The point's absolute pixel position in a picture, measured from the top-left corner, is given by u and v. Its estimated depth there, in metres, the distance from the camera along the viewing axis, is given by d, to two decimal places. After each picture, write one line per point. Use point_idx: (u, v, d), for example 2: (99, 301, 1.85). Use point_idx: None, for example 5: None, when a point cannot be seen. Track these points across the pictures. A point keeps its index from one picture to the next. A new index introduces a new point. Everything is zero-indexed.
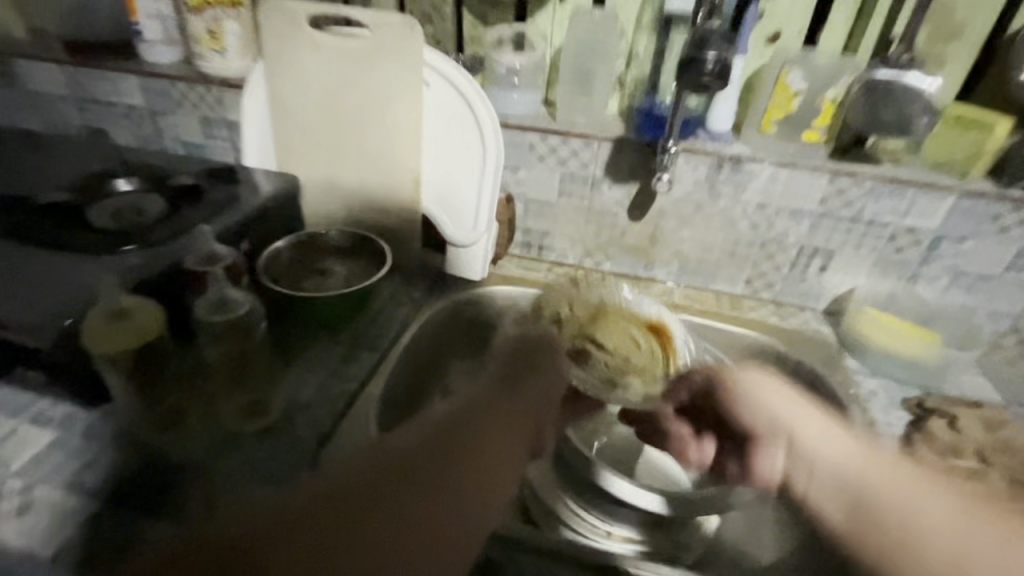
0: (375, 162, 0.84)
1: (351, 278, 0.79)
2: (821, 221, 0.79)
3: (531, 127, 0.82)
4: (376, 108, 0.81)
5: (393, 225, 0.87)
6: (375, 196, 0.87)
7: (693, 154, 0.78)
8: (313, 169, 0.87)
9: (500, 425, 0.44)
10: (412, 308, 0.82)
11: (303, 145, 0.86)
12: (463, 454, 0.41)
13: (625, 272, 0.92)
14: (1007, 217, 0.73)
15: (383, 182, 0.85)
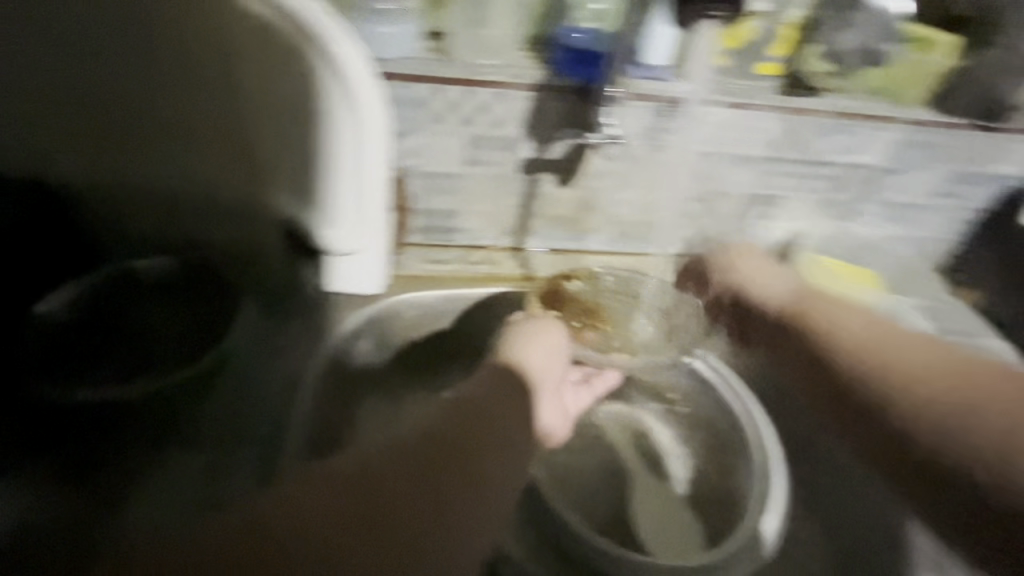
0: (202, 153, 0.58)
1: (196, 331, 0.60)
2: (769, 166, 0.69)
3: (421, 74, 0.60)
4: (190, 71, 0.55)
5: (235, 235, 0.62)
6: (211, 203, 0.60)
7: (633, 99, 0.62)
8: (85, 165, 0.59)
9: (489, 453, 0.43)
10: (306, 349, 0.61)
11: (70, 135, 0.58)
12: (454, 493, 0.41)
13: (552, 250, 0.74)
14: (942, 144, 0.70)
15: (220, 179, 0.59)
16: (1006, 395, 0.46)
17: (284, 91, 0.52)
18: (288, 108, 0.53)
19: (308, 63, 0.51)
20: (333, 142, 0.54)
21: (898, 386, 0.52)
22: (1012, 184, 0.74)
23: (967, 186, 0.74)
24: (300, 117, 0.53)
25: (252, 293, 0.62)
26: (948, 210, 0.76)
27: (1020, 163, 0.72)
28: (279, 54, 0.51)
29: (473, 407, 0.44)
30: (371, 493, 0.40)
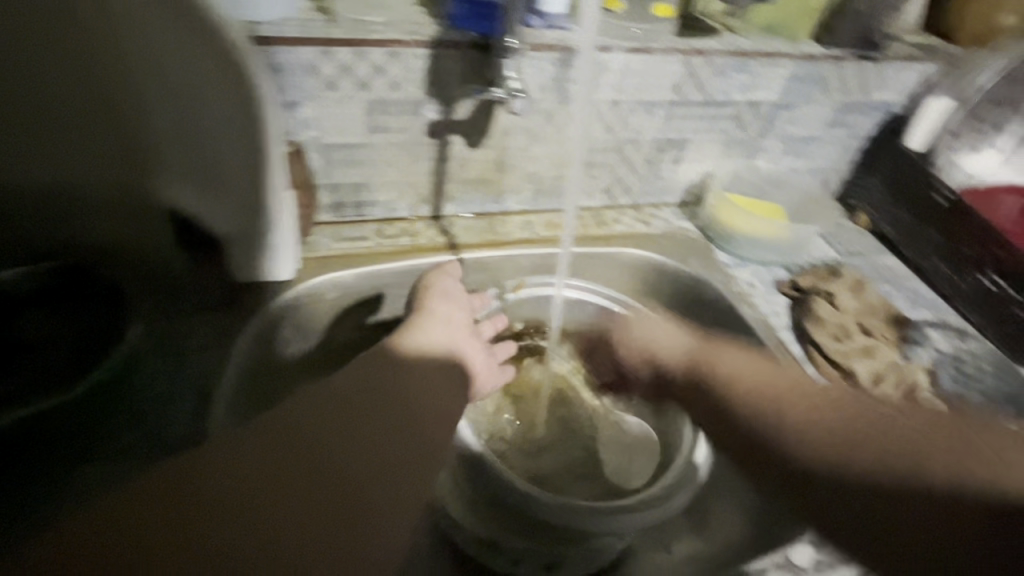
0: (69, 146, 0.51)
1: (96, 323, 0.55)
2: (675, 110, 0.70)
3: (303, 37, 0.55)
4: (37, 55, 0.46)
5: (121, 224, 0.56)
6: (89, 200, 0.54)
7: (534, 50, 0.60)
8: None
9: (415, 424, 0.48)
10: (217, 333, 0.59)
11: None
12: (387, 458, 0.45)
13: (470, 212, 0.73)
14: (830, 77, 0.73)
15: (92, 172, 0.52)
16: (917, 439, 0.43)
17: (158, 77, 0.48)
18: (166, 95, 0.49)
19: (184, 45, 0.47)
20: (224, 129, 0.50)
21: (837, 443, 0.43)
22: (892, 110, 0.79)
23: (854, 116, 0.78)
24: (182, 104, 0.49)
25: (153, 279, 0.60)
26: (839, 139, 0.81)
27: (898, 89, 0.77)
28: (148, 33, 0.46)
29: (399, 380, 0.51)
30: (311, 444, 0.43)
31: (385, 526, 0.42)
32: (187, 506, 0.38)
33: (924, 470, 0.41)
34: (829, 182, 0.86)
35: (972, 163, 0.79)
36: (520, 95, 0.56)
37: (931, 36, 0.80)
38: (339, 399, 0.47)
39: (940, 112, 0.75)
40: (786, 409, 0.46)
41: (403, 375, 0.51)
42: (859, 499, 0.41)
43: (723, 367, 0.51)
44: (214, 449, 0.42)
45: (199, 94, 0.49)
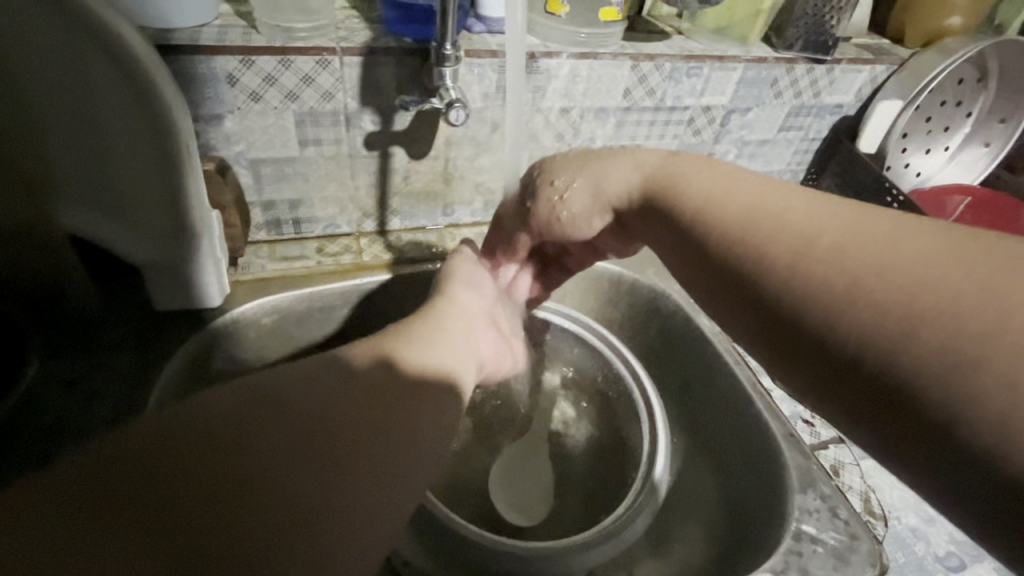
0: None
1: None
2: (626, 117, 0.68)
3: (221, 45, 0.50)
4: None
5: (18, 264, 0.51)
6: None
7: (475, 57, 0.57)
8: None
9: (408, 422, 0.38)
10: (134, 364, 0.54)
11: None
12: (370, 451, 0.36)
13: (418, 225, 0.70)
14: (781, 80, 0.72)
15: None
16: (965, 261, 0.27)
17: (45, 90, 0.42)
18: (53, 109, 0.43)
19: (77, 57, 0.41)
20: (129, 153, 0.46)
21: (847, 278, 0.29)
22: (846, 112, 0.78)
23: (807, 118, 0.77)
24: (76, 122, 0.44)
25: (57, 317, 0.54)
26: (792, 142, 0.80)
27: (851, 92, 0.76)
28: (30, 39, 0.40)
29: (394, 385, 0.40)
30: (276, 441, 0.33)
31: (391, 507, 0.35)
32: (116, 478, 0.30)
33: (945, 317, 0.26)
34: (784, 184, 0.85)
35: (919, 163, 0.83)
36: (459, 106, 0.53)
37: (880, 38, 0.80)
38: (334, 404, 0.36)
39: (888, 115, 0.76)
40: (775, 231, 0.34)
41: (414, 387, 0.41)
42: (876, 384, 0.27)
43: (734, 193, 0.38)
44: (162, 424, 0.33)
45: (97, 113, 0.44)
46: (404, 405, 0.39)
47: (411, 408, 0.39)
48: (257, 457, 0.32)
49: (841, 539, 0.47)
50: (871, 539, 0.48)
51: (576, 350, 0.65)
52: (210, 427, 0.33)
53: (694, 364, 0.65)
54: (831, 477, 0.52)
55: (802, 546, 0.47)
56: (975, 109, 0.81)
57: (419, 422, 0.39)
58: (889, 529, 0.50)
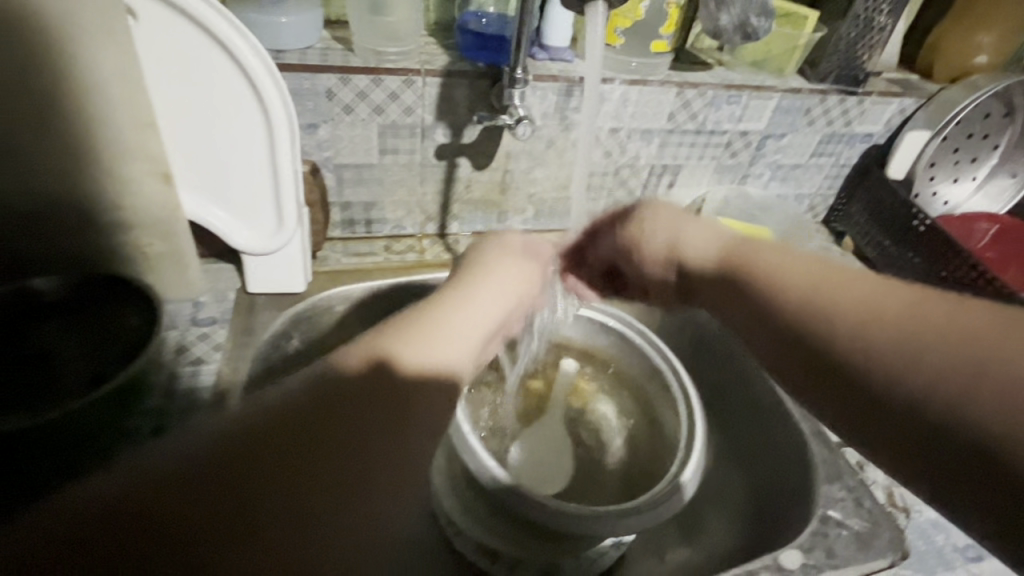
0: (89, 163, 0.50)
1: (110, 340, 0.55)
2: (669, 138, 0.75)
3: (324, 65, 0.59)
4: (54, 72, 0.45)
5: (151, 266, 0.58)
6: (107, 219, 0.54)
7: (538, 80, 0.64)
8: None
9: (389, 452, 0.30)
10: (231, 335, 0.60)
11: None
12: (339, 497, 0.27)
13: (475, 230, 0.77)
14: (815, 108, 0.77)
15: (113, 188, 0.52)
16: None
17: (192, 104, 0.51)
18: (192, 108, 0.51)
19: (212, 63, 0.50)
20: (244, 146, 0.54)
21: (919, 333, 0.29)
22: (875, 141, 0.84)
23: (838, 145, 0.82)
24: (207, 119, 0.52)
25: (174, 306, 0.61)
26: (823, 167, 0.85)
27: (880, 123, 0.82)
28: (183, 49, 0.49)
29: (381, 402, 0.31)
30: (224, 493, 0.25)
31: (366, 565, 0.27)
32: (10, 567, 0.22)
33: (1014, 389, 0.25)
34: (814, 206, 0.90)
35: (948, 191, 0.88)
36: (527, 122, 0.61)
37: (911, 74, 0.86)
38: (295, 433, 0.27)
39: (917, 145, 0.81)
40: (840, 293, 0.34)
41: (394, 400, 0.31)
42: (959, 449, 0.26)
43: (803, 265, 0.38)
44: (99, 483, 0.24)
45: (225, 113, 0.52)
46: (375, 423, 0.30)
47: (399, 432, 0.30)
48: (193, 534, 0.23)
49: (864, 525, 0.51)
50: (893, 528, 0.51)
51: (611, 346, 0.70)
52: (139, 484, 0.24)
53: (729, 368, 0.70)
54: (856, 471, 0.56)
55: (827, 530, 0.51)
56: (1002, 141, 0.85)
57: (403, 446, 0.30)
58: (911, 521, 0.53)
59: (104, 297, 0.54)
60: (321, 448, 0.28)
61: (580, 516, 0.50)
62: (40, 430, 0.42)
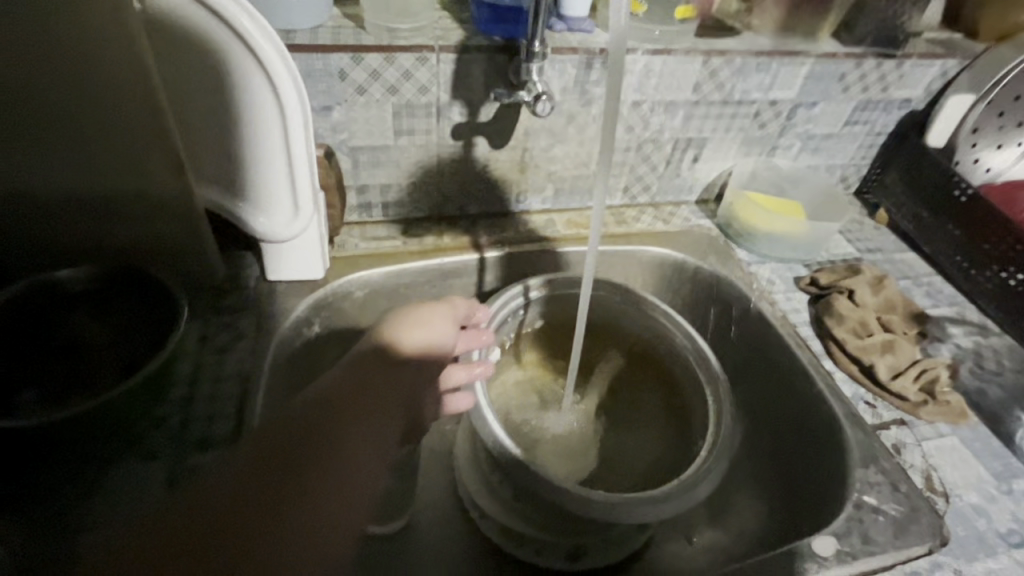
0: (127, 148, 0.55)
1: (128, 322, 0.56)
2: (695, 110, 0.71)
3: (336, 44, 0.57)
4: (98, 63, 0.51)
5: (184, 246, 0.61)
6: (135, 199, 0.57)
7: (557, 53, 0.62)
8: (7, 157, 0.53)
9: (348, 455, 0.48)
10: (251, 322, 0.60)
11: None
12: (313, 480, 0.45)
13: (494, 211, 0.75)
14: (850, 74, 0.73)
15: (151, 171, 0.56)
16: None
17: (206, 95, 0.51)
18: (205, 100, 0.51)
19: (218, 54, 0.48)
20: (255, 138, 0.53)
21: None
22: (914, 107, 0.79)
23: (873, 113, 0.78)
24: (219, 112, 0.51)
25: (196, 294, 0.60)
26: (857, 135, 0.81)
27: (920, 87, 0.77)
28: (191, 40, 0.48)
29: (335, 402, 0.50)
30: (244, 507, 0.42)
31: (342, 532, 0.44)
32: None
33: None
34: (846, 177, 0.86)
35: (991, 158, 0.81)
36: (546, 99, 0.58)
37: (954, 33, 0.80)
38: (279, 439, 0.47)
39: (961, 109, 0.76)
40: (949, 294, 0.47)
41: (347, 400, 0.51)
42: None
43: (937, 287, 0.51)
44: (161, 540, 0.39)
45: (235, 105, 0.51)
46: (327, 423, 0.49)
47: (359, 427, 0.50)
48: (217, 529, 0.40)
49: (901, 510, 0.50)
50: (931, 512, 0.50)
51: (631, 326, 0.66)
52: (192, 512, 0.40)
53: (758, 351, 0.67)
54: (892, 454, 0.54)
55: (863, 515, 0.49)
56: None
57: (362, 440, 0.49)
58: (951, 505, 0.51)
59: (125, 284, 0.54)
60: (303, 423, 0.48)
61: (610, 504, 0.49)
62: (76, 420, 0.43)
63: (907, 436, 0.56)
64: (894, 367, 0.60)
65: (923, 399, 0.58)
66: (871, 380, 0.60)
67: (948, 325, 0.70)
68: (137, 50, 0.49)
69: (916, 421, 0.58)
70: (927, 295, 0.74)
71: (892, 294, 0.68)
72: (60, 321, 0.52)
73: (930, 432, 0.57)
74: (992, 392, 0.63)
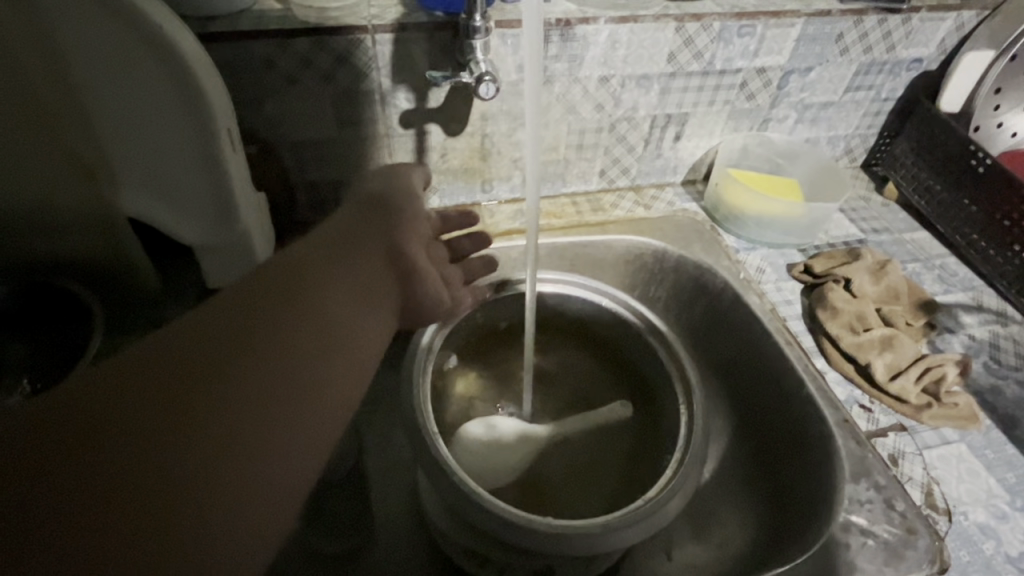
0: (28, 164, 0.48)
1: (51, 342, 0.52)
2: (672, 83, 0.64)
3: (257, 31, 0.51)
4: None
5: (102, 258, 0.55)
6: (53, 220, 0.51)
7: (508, 27, 0.56)
8: None
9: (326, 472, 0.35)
10: None
11: None
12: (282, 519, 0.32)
13: (459, 203, 0.69)
14: (849, 34, 0.65)
15: (63, 186, 0.50)
16: None
17: (116, 95, 0.45)
18: (126, 108, 0.46)
19: (125, 50, 0.43)
20: (180, 139, 0.48)
21: None
22: (926, 67, 0.70)
23: (878, 76, 0.70)
24: (139, 116, 0.46)
25: (130, 308, 0.58)
26: (861, 103, 0.73)
27: (933, 44, 0.68)
28: (88, 35, 0.42)
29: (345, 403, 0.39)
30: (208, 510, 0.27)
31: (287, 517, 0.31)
32: None
33: None
34: (851, 148, 0.78)
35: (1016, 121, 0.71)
36: (489, 79, 0.52)
37: None
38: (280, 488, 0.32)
39: (977, 67, 0.68)
40: None
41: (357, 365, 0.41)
42: None
43: None
44: None
45: (155, 109, 0.46)
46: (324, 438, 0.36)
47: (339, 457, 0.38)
48: None
49: (895, 533, 0.45)
50: (929, 535, 0.45)
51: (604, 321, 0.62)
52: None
53: (747, 347, 0.61)
54: (888, 467, 0.49)
55: (849, 539, 0.45)
56: None
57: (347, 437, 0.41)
58: (953, 525, 0.46)
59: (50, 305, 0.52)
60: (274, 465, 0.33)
61: (571, 537, 0.45)
62: None
63: (907, 446, 0.50)
64: (895, 367, 0.54)
65: (927, 402, 0.52)
66: (871, 383, 0.54)
67: (961, 313, 0.63)
68: (51, 37, 0.42)
69: (918, 427, 0.52)
70: (940, 279, 0.67)
71: (896, 281, 0.61)
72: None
73: (934, 438, 0.51)
74: (1010, 389, 0.56)
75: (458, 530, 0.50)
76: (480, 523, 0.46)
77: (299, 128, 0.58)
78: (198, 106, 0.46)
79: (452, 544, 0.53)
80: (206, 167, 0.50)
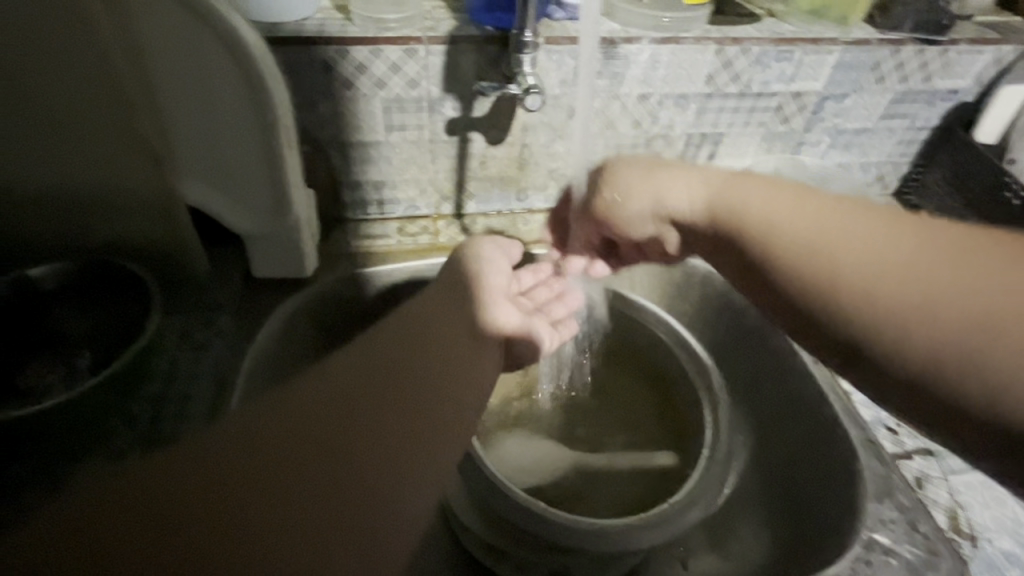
0: (109, 157, 0.52)
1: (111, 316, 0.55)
2: (709, 103, 0.66)
3: (318, 38, 0.54)
4: (62, 65, 0.46)
5: (159, 242, 0.57)
6: (121, 207, 0.55)
7: (554, 43, 0.58)
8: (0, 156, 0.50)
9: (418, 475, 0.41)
10: (233, 319, 0.60)
11: None
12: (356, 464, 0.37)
13: (495, 211, 0.72)
14: (886, 63, 0.66)
15: (136, 179, 0.53)
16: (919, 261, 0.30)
17: (194, 95, 0.49)
18: (201, 107, 0.50)
19: (203, 47, 0.46)
20: (247, 135, 0.51)
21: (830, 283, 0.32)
22: (962, 99, 0.71)
23: (913, 105, 0.71)
24: (212, 114, 0.50)
25: (180, 289, 0.60)
26: (895, 130, 0.74)
27: (971, 76, 0.69)
28: (175, 40, 0.46)
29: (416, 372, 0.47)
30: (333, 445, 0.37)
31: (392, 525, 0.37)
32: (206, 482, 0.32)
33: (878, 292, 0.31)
34: (883, 175, 0.78)
35: None
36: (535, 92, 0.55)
37: (1012, 16, 0.72)
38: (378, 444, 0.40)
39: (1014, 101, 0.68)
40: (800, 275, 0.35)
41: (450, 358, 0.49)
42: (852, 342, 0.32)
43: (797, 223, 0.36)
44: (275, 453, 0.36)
45: (226, 107, 0.50)
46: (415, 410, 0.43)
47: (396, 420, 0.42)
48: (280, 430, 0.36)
49: (918, 554, 0.45)
50: (953, 558, 0.45)
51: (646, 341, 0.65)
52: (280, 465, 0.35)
53: (772, 366, 0.62)
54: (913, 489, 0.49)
55: (872, 556, 0.45)
56: None
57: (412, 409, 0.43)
58: (977, 551, 0.46)
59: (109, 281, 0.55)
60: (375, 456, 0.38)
61: (594, 532, 0.47)
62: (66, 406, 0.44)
63: (932, 471, 0.51)
64: None
65: None
66: None
67: None
68: (141, 42, 0.46)
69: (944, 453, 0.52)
70: None
71: None
72: (35, 320, 0.54)
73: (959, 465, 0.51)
74: None
75: (482, 523, 0.52)
76: (504, 514, 0.47)
77: (350, 132, 0.61)
78: (266, 105, 0.49)
79: (474, 538, 0.55)
80: (267, 162, 0.53)
